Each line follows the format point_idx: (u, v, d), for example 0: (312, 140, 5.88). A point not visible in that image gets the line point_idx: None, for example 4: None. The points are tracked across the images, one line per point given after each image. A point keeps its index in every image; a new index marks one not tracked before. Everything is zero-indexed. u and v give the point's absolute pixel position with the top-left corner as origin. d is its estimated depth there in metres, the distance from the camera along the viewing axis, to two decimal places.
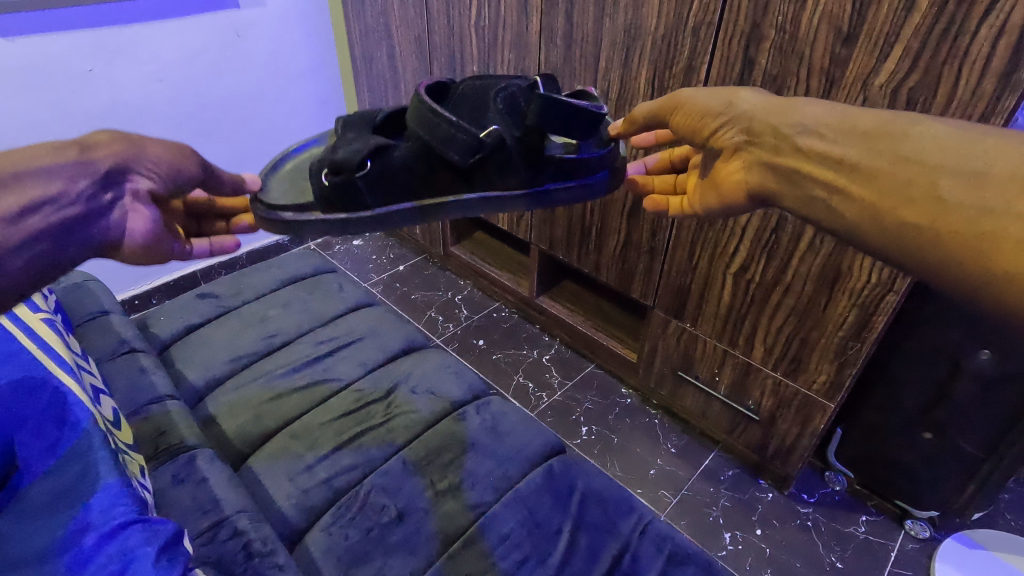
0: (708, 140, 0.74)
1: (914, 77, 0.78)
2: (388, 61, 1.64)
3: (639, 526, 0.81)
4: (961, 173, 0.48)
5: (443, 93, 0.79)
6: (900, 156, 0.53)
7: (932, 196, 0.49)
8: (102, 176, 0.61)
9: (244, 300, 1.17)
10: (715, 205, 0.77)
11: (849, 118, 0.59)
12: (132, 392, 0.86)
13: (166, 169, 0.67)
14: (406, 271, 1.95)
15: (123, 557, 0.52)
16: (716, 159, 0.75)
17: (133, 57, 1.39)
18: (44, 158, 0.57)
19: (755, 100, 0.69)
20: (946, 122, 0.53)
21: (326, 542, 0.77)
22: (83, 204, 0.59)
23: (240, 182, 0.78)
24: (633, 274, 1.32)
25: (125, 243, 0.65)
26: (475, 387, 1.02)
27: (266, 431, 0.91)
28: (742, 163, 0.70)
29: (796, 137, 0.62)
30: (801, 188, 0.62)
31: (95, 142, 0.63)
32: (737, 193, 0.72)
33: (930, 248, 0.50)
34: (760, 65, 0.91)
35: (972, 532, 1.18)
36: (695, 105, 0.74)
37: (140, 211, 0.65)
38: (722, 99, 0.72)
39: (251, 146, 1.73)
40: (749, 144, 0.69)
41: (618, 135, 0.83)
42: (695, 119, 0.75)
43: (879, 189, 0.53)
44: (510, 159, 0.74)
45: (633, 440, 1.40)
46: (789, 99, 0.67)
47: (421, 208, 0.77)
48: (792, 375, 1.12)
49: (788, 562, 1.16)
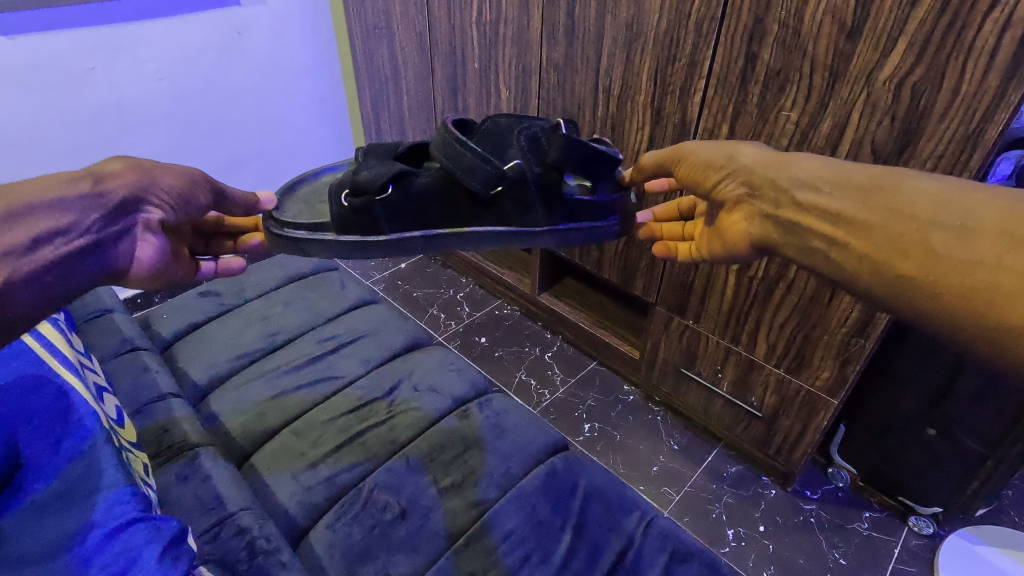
0: (710, 191, 0.73)
1: (918, 72, 0.77)
2: (389, 58, 1.64)
3: (642, 523, 0.81)
4: (954, 227, 0.48)
5: (467, 125, 0.78)
6: (893, 211, 0.52)
7: (926, 249, 0.49)
8: (115, 208, 0.63)
9: (246, 298, 1.17)
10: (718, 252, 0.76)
11: (842, 171, 0.58)
12: (135, 391, 0.86)
13: (177, 198, 0.70)
14: (408, 269, 1.95)
15: (127, 555, 0.53)
16: (722, 209, 0.74)
17: (133, 55, 1.39)
18: (58, 188, 0.58)
19: (755, 153, 0.67)
20: (936, 177, 0.53)
21: (329, 540, 0.77)
22: (94, 234, 0.61)
23: (253, 202, 0.81)
24: (636, 270, 1.31)
25: (133, 270, 0.68)
26: (477, 385, 1.02)
27: (269, 429, 0.91)
28: (743, 215, 0.69)
29: (791, 190, 0.62)
30: (798, 240, 0.61)
31: (108, 170, 0.65)
32: (738, 242, 0.71)
33: (929, 302, 0.49)
34: (762, 60, 0.91)
35: (975, 528, 1.18)
36: (697, 157, 0.73)
37: (149, 240, 0.68)
38: (722, 151, 0.71)
39: (252, 145, 1.72)
40: (750, 197, 0.67)
41: (630, 182, 0.83)
42: (697, 172, 0.73)
43: (876, 244, 0.53)
44: (530, 196, 0.75)
45: (636, 437, 1.40)
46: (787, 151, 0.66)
47: (436, 236, 0.78)
48: (795, 372, 1.12)
49: (791, 559, 1.16)
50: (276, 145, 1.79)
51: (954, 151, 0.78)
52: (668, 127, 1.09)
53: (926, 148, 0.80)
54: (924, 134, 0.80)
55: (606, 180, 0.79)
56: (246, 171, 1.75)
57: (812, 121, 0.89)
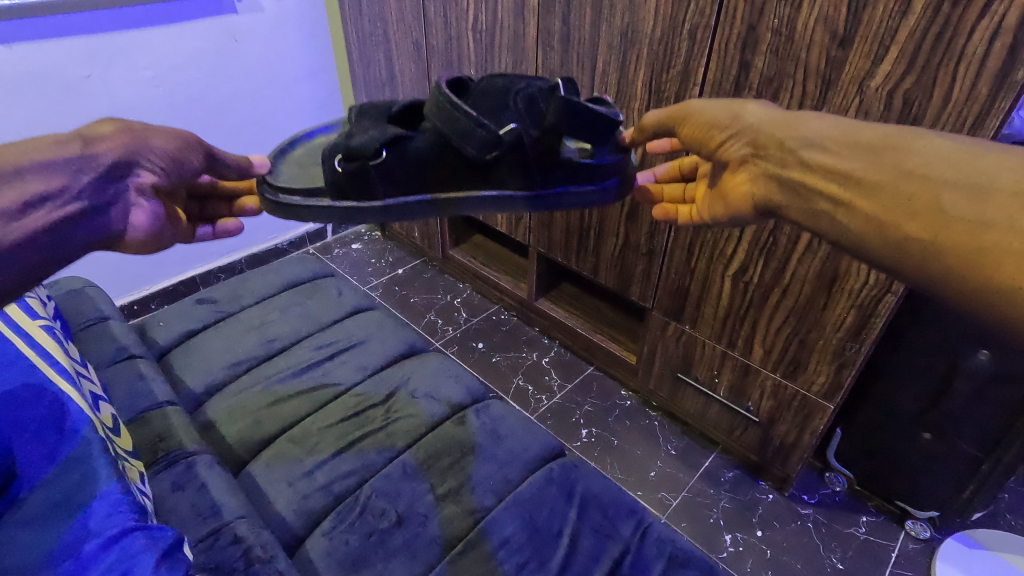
0: (713, 152, 0.74)
1: (909, 79, 0.78)
2: (386, 65, 1.64)
3: (639, 529, 0.81)
4: (963, 186, 0.48)
5: (461, 84, 0.78)
6: (903, 170, 0.52)
7: (934, 208, 0.49)
8: (106, 170, 0.62)
9: (243, 305, 1.17)
10: (721, 214, 0.78)
11: (851, 131, 0.58)
12: (131, 399, 0.86)
13: (167, 159, 0.69)
14: (405, 275, 1.95)
15: (123, 564, 0.53)
16: (723, 170, 0.75)
17: (130, 62, 1.39)
18: (48, 152, 0.59)
19: (761, 113, 0.68)
20: (949, 136, 0.52)
21: (326, 547, 0.77)
22: (88, 197, 0.61)
23: (247, 165, 0.79)
24: (632, 276, 1.32)
25: (128, 235, 0.67)
26: (474, 391, 1.02)
27: (265, 436, 0.91)
28: (748, 176, 0.70)
29: (800, 150, 0.62)
30: (806, 200, 0.62)
31: (98, 133, 0.65)
32: (742, 202, 0.72)
33: (933, 261, 0.49)
34: (755, 68, 0.92)
35: (972, 532, 1.18)
36: (701, 118, 0.74)
37: (143, 206, 0.67)
38: (728, 111, 0.72)
39: (249, 152, 1.73)
40: (755, 157, 0.68)
41: (630, 143, 0.83)
42: (702, 131, 0.75)
43: (882, 204, 0.53)
44: (526, 156, 0.74)
45: (633, 442, 1.40)
46: (795, 112, 0.66)
47: (430, 201, 0.78)
48: (791, 377, 1.12)
49: (788, 564, 1.16)
50: None
51: None
52: None
53: None
54: None
55: (605, 140, 0.78)
56: None
57: None
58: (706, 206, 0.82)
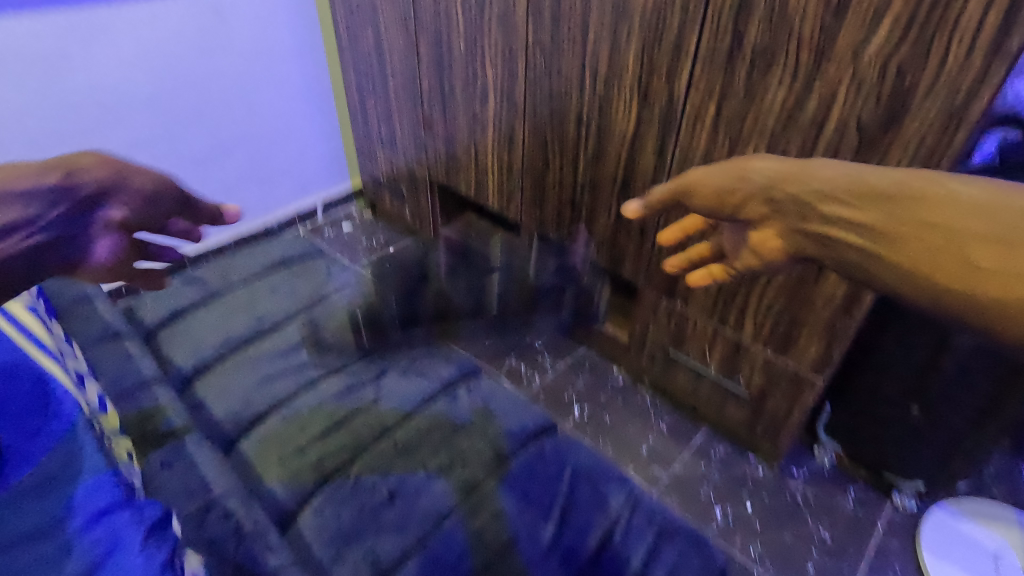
0: (727, 211, 0.70)
1: (904, 49, 0.77)
2: (374, 40, 1.61)
3: (629, 502, 0.83)
4: (1001, 241, 0.47)
5: None
6: (934, 225, 0.51)
7: (975, 266, 0.48)
8: (77, 202, 0.65)
9: (232, 284, 1.15)
10: (749, 263, 0.71)
11: (865, 177, 0.57)
12: (118, 378, 0.85)
13: (141, 200, 0.71)
14: (397, 255, 1.94)
15: (110, 537, 0.53)
16: (740, 223, 0.71)
17: (110, 37, 1.36)
18: (24, 180, 0.61)
19: (769, 165, 0.65)
20: (971, 182, 0.52)
21: (318, 523, 0.77)
22: (53, 228, 0.62)
23: (219, 213, 0.81)
24: (625, 253, 1.31)
25: (87, 264, 0.69)
26: (465, 368, 1.02)
27: (254, 414, 0.90)
28: (768, 231, 0.66)
29: (819, 206, 0.60)
30: (830, 247, 0.60)
31: (84, 162, 0.68)
32: (775, 255, 0.67)
33: (979, 315, 0.49)
34: (749, 38, 0.90)
35: (955, 502, 1.21)
36: (707, 185, 0.70)
37: (109, 240, 0.69)
38: (732, 173, 0.68)
39: (236, 132, 1.70)
40: (774, 212, 0.65)
41: (637, 213, 0.77)
42: (710, 198, 0.70)
43: (918, 261, 0.52)
44: None
45: (625, 419, 1.41)
46: (804, 159, 0.64)
47: None
48: (782, 352, 1.12)
49: (777, 536, 1.18)
50: (261, 131, 1.76)
51: (938, 129, 0.78)
52: (655, 108, 1.08)
53: (911, 126, 0.80)
54: (910, 112, 0.80)
55: None
56: (229, 158, 1.72)
57: (799, 100, 0.89)
58: (731, 242, 0.74)
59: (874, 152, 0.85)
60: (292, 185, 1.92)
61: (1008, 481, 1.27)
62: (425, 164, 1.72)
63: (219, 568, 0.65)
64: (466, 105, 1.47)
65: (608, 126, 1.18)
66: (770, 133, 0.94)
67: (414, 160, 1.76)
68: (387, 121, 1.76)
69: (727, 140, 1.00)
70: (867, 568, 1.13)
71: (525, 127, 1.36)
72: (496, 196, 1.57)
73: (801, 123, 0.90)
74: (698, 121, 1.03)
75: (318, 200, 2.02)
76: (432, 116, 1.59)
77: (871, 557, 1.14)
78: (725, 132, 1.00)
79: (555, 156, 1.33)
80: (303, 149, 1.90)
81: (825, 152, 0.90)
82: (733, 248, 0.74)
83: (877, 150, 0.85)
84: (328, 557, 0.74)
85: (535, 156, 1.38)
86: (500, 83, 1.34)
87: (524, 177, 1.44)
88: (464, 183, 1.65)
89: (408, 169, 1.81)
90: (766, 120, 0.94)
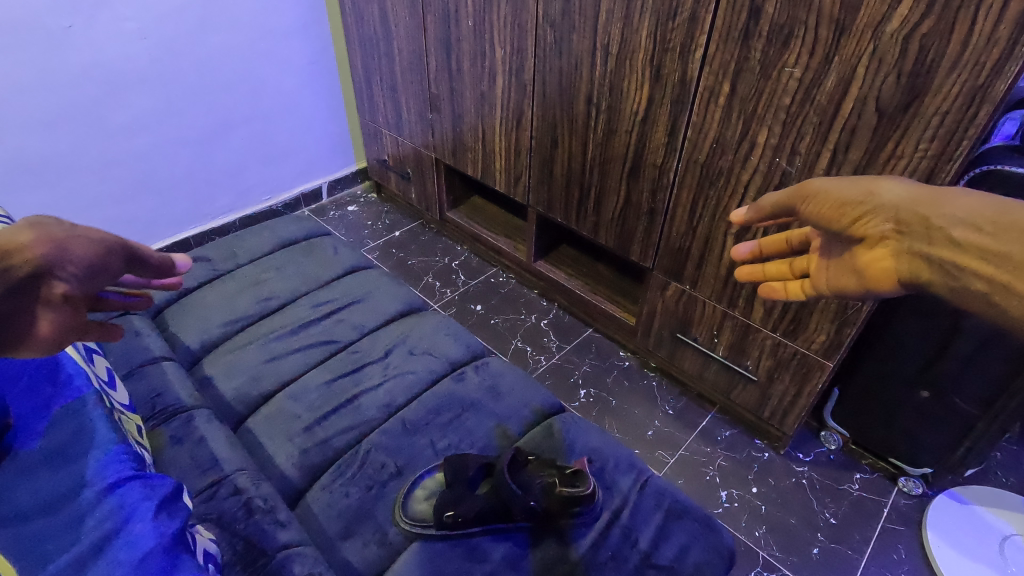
0: (845, 229, 0.62)
1: (927, 24, 0.75)
2: (380, 17, 1.58)
3: (638, 482, 0.82)
4: None
5: None
6: None
7: None
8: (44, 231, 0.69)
9: (238, 263, 1.15)
10: (850, 286, 0.64)
11: (1013, 208, 0.48)
12: (127, 354, 0.85)
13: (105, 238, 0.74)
14: (402, 238, 1.93)
15: (122, 511, 0.52)
16: (856, 245, 0.62)
17: (114, 12, 1.34)
18: None
19: (901, 191, 0.57)
20: None
21: (326, 500, 0.77)
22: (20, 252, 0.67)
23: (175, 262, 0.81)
24: (633, 235, 1.30)
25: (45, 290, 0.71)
26: (473, 348, 1.02)
27: (263, 392, 0.91)
28: (886, 252, 0.58)
29: (945, 228, 0.52)
30: (955, 281, 0.51)
31: None
32: (882, 279, 0.58)
33: None
34: (766, 14, 0.88)
35: (963, 489, 1.20)
36: (831, 198, 0.63)
37: None
38: (860, 189, 0.60)
39: (240, 111, 1.68)
40: (896, 234, 0.57)
41: (746, 219, 0.74)
42: (831, 211, 0.63)
43: None
44: None
45: (631, 402, 1.40)
46: (940, 188, 0.55)
47: None
48: (791, 336, 1.12)
49: (783, 519, 1.18)
50: (266, 110, 1.74)
51: (960, 107, 0.77)
52: (668, 86, 1.06)
53: (932, 103, 0.79)
54: (931, 89, 0.78)
55: None
56: (233, 137, 1.70)
57: (816, 77, 0.87)
58: (825, 274, 0.67)
59: (892, 130, 0.83)
60: (297, 166, 1.92)
61: (1016, 468, 1.27)
62: (431, 144, 1.71)
63: (228, 542, 0.65)
64: (474, 84, 1.45)
65: (618, 106, 1.16)
66: (785, 112, 0.93)
67: (420, 141, 1.74)
68: (393, 100, 1.74)
69: (741, 118, 0.98)
70: (873, 551, 1.13)
71: (533, 107, 1.34)
72: (503, 177, 1.55)
73: (818, 101, 0.89)
74: (711, 99, 1.01)
75: (322, 180, 2.03)
76: (439, 96, 1.56)
77: (876, 541, 1.14)
78: (739, 111, 0.98)
79: (564, 136, 1.31)
80: (308, 129, 1.88)
81: (842, 131, 0.88)
82: (829, 280, 0.67)
83: (895, 128, 0.83)
84: (336, 533, 0.74)
85: (543, 137, 1.36)
86: (509, 61, 1.32)
87: (532, 158, 1.43)
88: (471, 165, 1.63)
89: (413, 150, 1.79)
90: (782, 98, 0.92)
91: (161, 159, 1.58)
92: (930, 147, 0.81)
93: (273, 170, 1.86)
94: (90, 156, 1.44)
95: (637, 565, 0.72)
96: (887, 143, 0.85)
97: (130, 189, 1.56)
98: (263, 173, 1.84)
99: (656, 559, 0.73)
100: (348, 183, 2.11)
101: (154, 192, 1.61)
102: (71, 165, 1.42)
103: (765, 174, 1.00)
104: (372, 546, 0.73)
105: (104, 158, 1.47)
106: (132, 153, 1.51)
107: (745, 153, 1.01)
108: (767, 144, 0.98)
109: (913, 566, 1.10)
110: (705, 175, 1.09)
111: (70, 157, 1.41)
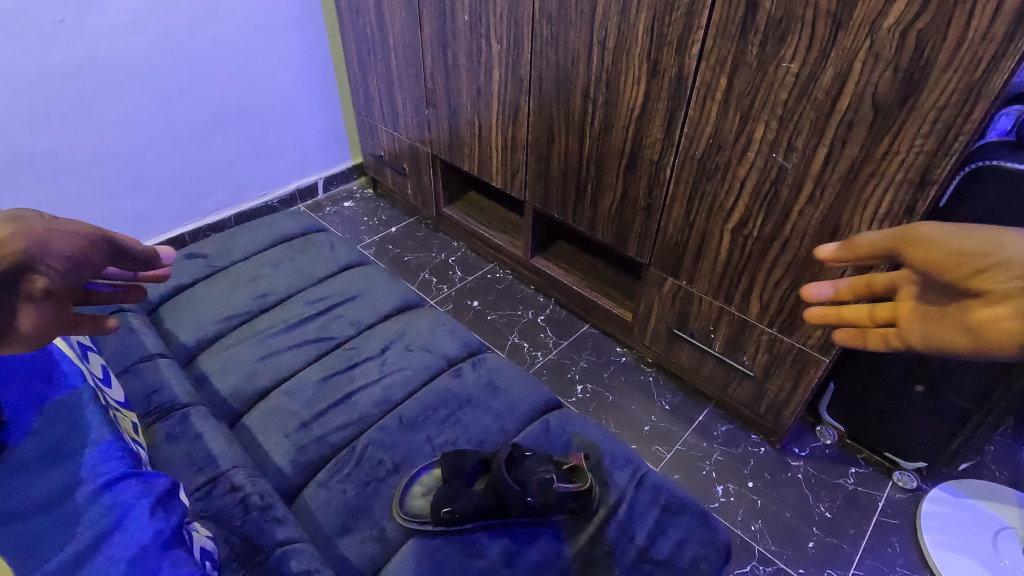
0: (960, 280, 0.56)
1: (924, 18, 0.75)
2: (376, 11, 1.57)
3: (635, 477, 0.82)
4: None
5: None
6: None
7: None
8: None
9: (234, 260, 1.14)
10: (960, 346, 0.56)
11: None
12: (122, 351, 0.85)
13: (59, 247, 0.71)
14: (398, 233, 1.92)
15: (119, 508, 0.51)
16: (967, 301, 0.56)
17: (106, 6, 1.32)
18: None
19: None
20: None
21: (323, 496, 0.77)
22: None
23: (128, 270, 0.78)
24: (630, 231, 1.29)
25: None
26: (470, 344, 1.02)
27: (260, 388, 0.91)
28: (1013, 314, 0.51)
29: None
30: None
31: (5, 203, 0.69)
32: (1004, 343, 0.52)
33: None
34: (763, 9, 0.88)
35: (957, 482, 1.21)
36: (951, 245, 0.57)
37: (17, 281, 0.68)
38: (983, 240, 0.55)
39: (235, 106, 1.67)
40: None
41: (830, 257, 0.69)
42: (947, 259, 0.57)
43: None
44: None
45: (627, 398, 1.41)
46: None
47: None
48: (787, 332, 1.12)
49: (779, 513, 1.18)
50: (261, 105, 1.73)
51: (956, 102, 0.77)
52: (664, 81, 1.06)
53: (928, 99, 0.79)
54: (928, 84, 0.78)
55: None
56: (227, 133, 1.69)
57: (813, 72, 0.87)
58: (925, 326, 0.61)
59: (889, 126, 0.84)
60: (292, 161, 1.91)
61: (1009, 462, 1.28)
62: (428, 140, 1.70)
63: (224, 539, 0.65)
64: (470, 79, 1.44)
65: (615, 101, 1.16)
66: (782, 107, 0.93)
67: (416, 137, 1.74)
68: (388, 96, 1.73)
69: (738, 114, 0.98)
70: (868, 545, 1.13)
71: (530, 102, 1.33)
72: (500, 173, 1.55)
73: (815, 96, 0.89)
74: (708, 94, 1.01)
75: (318, 176, 2.02)
76: (435, 90, 1.56)
77: (871, 534, 1.15)
78: (736, 106, 0.98)
79: (560, 131, 1.31)
80: (304, 124, 1.87)
81: (839, 126, 0.88)
82: (926, 338, 0.61)
83: (891, 123, 0.83)
84: (333, 529, 0.74)
85: (540, 132, 1.36)
86: (505, 55, 1.32)
87: (529, 153, 1.42)
88: (467, 160, 1.62)
89: (409, 146, 1.78)
90: (779, 93, 0.92)
91: (155, 155, 1.57)
92: (926, 142, 0.81)
93: (269, 165, 1.85)
94: (84, 152, 1.43)
95: (634, 560, 0.72)
96: (884, 138, 0.85)
97: (124, 185, 1.55)
98: (258, 169, 1.83)
99: (653, 554, 0.73)
100: (343, 179, 2.11)
101: (148, 188, 1.60)
102: (64, 160, 1.41)
103: (761, 169, 1.00)
104: (369, 542, 0.73)
105: (98, 153, 1.46)
106: (126, 149, 1.50)
107: (742, 148, 1.01)
108: (763, 140, 0.98)
109: (907, 559, 1.11)
110: (702, 171, 1.09)
111: (63, 153, 1.40)
